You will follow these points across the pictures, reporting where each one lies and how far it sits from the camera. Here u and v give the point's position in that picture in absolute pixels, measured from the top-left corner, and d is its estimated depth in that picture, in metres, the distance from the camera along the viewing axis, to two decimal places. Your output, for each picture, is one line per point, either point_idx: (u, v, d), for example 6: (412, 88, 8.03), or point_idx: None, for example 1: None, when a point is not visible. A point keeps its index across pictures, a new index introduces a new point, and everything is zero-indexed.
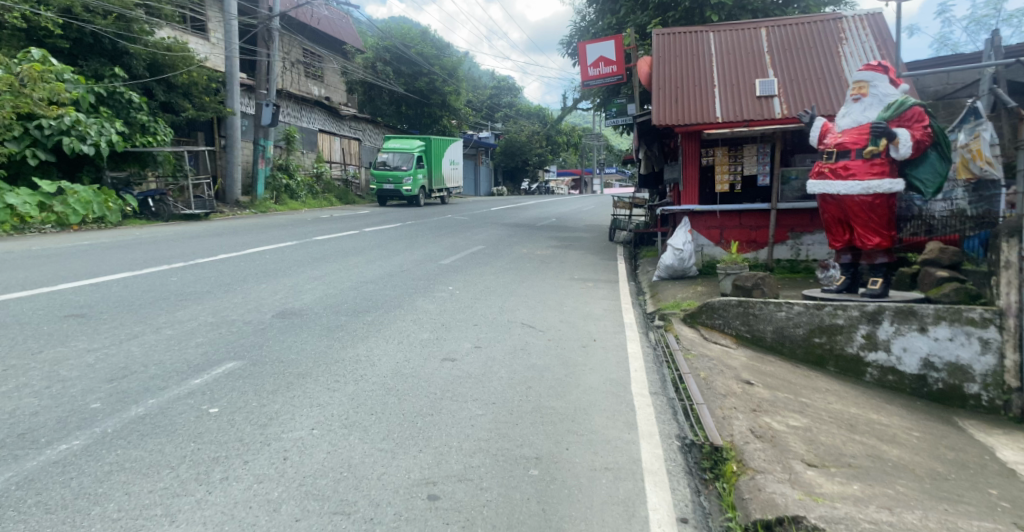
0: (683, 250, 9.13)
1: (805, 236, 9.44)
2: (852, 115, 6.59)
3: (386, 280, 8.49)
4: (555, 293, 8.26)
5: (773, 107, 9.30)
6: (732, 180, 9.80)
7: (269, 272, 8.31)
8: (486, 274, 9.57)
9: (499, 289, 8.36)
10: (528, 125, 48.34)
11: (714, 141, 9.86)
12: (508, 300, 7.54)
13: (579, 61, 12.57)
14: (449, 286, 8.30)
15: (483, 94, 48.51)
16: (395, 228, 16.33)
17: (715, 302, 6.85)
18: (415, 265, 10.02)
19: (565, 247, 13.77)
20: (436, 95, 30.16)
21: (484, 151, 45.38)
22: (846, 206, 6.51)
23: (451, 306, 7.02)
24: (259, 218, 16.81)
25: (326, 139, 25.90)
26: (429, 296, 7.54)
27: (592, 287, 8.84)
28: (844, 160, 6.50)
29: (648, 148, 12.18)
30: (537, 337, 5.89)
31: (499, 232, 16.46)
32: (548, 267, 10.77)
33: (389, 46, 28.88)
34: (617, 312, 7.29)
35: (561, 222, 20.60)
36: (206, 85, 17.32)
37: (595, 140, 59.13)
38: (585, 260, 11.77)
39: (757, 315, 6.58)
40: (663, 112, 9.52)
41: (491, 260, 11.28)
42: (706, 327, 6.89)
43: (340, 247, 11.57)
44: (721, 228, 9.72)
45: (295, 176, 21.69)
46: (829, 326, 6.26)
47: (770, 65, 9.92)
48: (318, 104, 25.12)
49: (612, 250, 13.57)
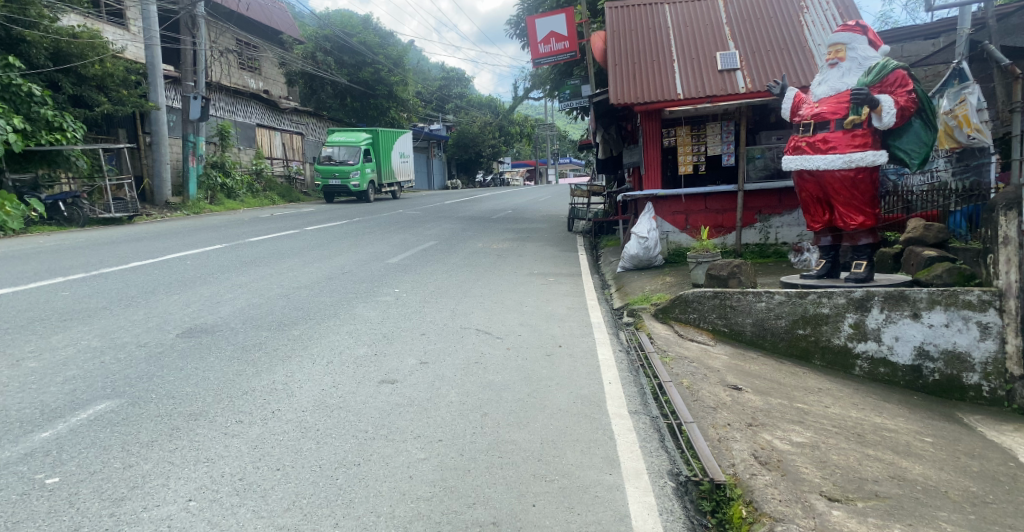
0: (648, 238, 8.58)
1: (774, 218, 8.90)
2: (829, 83, 5.99)
3: (324, 284, 7.56)
4: (512, 291, 7.50)
5: (737, 81, 8.71)
6: (696, 161, 9.19)
7: (185, 281, 7.29)
8: (436, 273, 8.74)
9: (450, 289, 7.55)
10: (479, 116, 47.42)
11: (675, 120, 9.23)
12: (460, 303, 6.73)
13: (529, 38, 11.71)
14: (394, 289, 7.43)
15: (431, 84, 47.40)
16: (339, 226, 15.29)
17: (689, 294, 6.18)
18: (358, 265, 9.10)
19: (522, 239, 13.03)
20: (381, 86, 29.06)
21: (435, 143, 44.29)
22: (826, 182, 5.92)
23: (396, 313, 6.19)
24: (191, 220, 15.53)
25: (265, 134, 24.50)
26: (371, 301, 6.68)
27: (552, 283, 8.10)
28: (823, 132, 5.90)
29: (605, 132, 11.54)
30: (494, 345, 5.12)
31: (452, 226, 15.62)
32: (504, 262, 9.99)
33: (329, 35, 27.57)
34: (582, 311, 6.57)
35: (518, 213, 19.85)
36: (124, 77, 15.96)
37: (548, 130, 58.62)
38: (543, 253, 11.03)
39: (735, 307, 5.96)
40: (620, 90, 8.84)
41: (442, 257, 10.43)
42: (680, 323, 6.20)
43: (275, 249, 10.53)
44: (686, 214, 9.11)
45: (231, 174, 20.30)
46: (813, 316, 5.65)
47: (730, 36, 9.34)
48: (254, 98, 23.69)
49: (572, 240, 12.89)
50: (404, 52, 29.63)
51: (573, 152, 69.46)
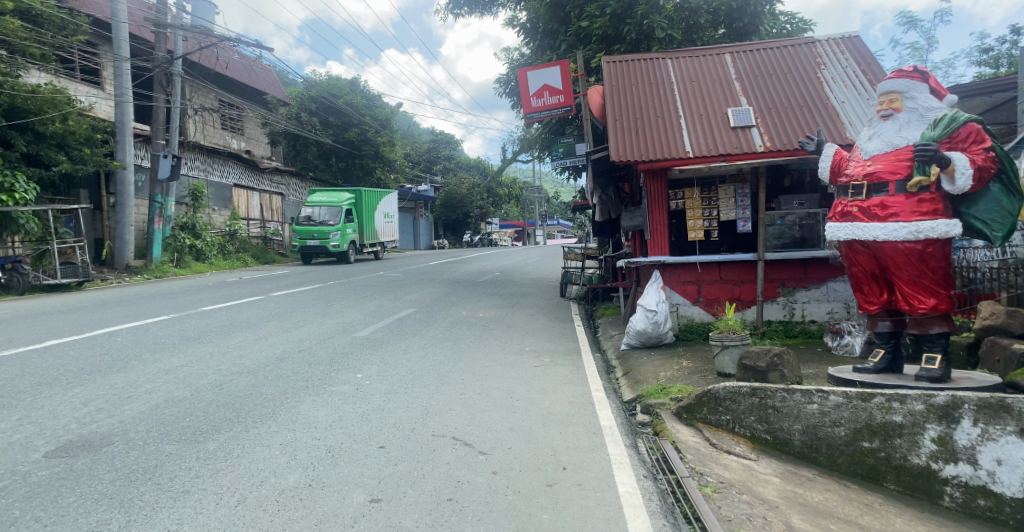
0: (657, 312, 7.46)
1: (799, 292, 7.80)
2: (883, 137, 4.96)
3: (271, 368, 6.26)
4: (499, 377, 6.24)
5: (753, 138, 7.76)
6: (707, 227, 8.14)
7: (99, 365, 5.96)
8: (411, 351, 7.47)
9: (425, 373, 6.28)
10: (467, 178, 46.97)
11: (684, 181, 8.25)
12: (434, 394, 5.47)
13: (520, 91, 10.88)
14: (356, 373, 6.15)
15: (418, 147, 47.13)
16: (310, 291, 14.00)
17: (719, 389, 5.09)
18: (319, 341, 7.81)
19: (510, 307, 11.84)
20: (367, 146, 28.36)
21: (422, 204, 43.63)
22: (886, 257, 4.85)
23: (353, 410, 4.91)
24: (149, 285, 14.21)
25: (242, 194, 23.48)
26: (324, 393, 5.40)
27: (547, 365, 6.86)
28: (880, 196, 4.85)
29: (602, 192, 10.54)
30: (477, 466, 3.85)
31: (434, 291, 14.42)
32: (490, 336, 8.77)
33: (315, 96, 26.97)
34: (586, 407, 5.32)
35: (506, 276, 18.70)
36: (87, 135, 14.94)
37: (536, 193, 58.42)
38: (535, 325, 9.83)
39: (777, 410, 4.86)
40: (622, 147, 7.87)
41: (419, 330, 9.17)
42: (708, 426, 5.09)
43: (228, 320, 9.20)
44: (698, 284, 8.00)
45: (202, 236, 18.99)
46: (882, 426, 4.51)
47: (741, 92, 8.48)
48: (232, 157, 22.77)
49: (565, 309, 11.70)
50: (391, 114, 29.10)
51: (560, 215, 69.27)
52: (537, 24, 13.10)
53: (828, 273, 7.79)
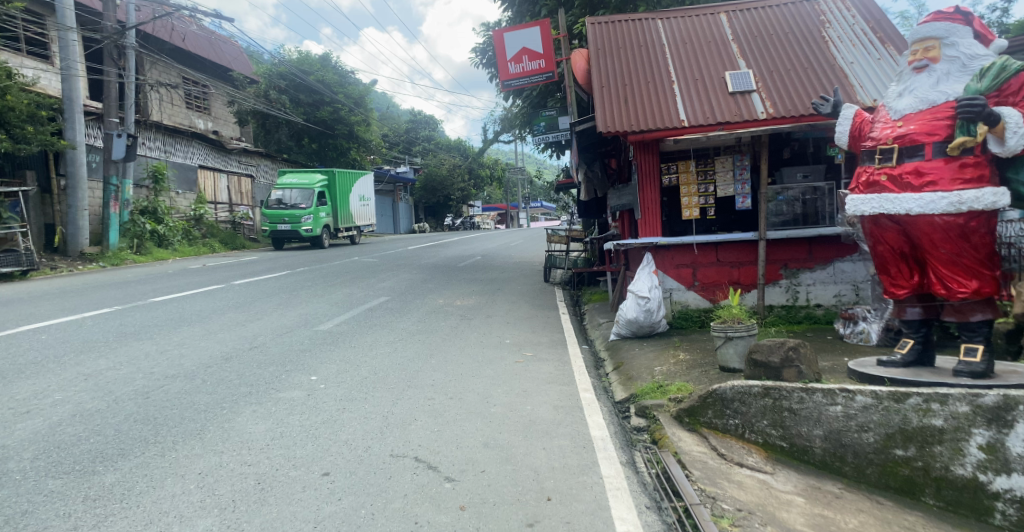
0: (650, 299, 6.79)
1: (803, 274, 7.13)
2: (917, 92, 4.26)
3: (213, 369, 5.45)
4: (475, 376, 5.50)
5: (753, 104, 7.03)
6: (703, 204, 7.44)
7: (8, 370, 5.13)
8: (378, 346, 6.70)
9: (391, 374, 5.52)
10: (447, 159, 45.89)
11: (677, 153, 7.53)
12: (398, 400, 4.72)
13: (497, 57, 10.07)
14: (311, 375, 5.37)
15: (396, 127, 45.90)
16: (277, 278, 13.13)
17: (726, 389, 4.44)
18: (275, 336, 7.00)
19: (490, 293, 11.09)
20: (341, 126, 27.26)
21: (401, 186, 42.60)
22: (919, 233, 4.17)
23: (300, 423, 4.14)
24: (104, 274, 13.25)
25: (209, 176, 22.39)
26: (269, 401, 4.63)
27: (530, 361, 6.14)
28: (914, 162, 4.16)
29: (588, 168, 9.77)
30: (442, 499, 3.11)
31: (411, 277, 13.62)
32: (467, 326, 8.04)
33: (285, 73, 25.79)
34: (574, 411, 4.61)
35: (486, 260, 17.93)
36: (30, 112, 13.76)
37: (518, 174, 57.47)
38: (516, 313, 9.10)
39: (794, 412, 4.21)
40: (610, 116, 7.11)
41: (390, 321, 8.40)
42: (714, 432, 4.44)
43: (179, 312, 8.35)
44: (693, 267, 7.32)
45: (165, 221, 17.94)
46: (918, 432, 3.85)
47: (739, 55, 7.75)
48: (197, 137, 21.62)
49: (550, 295, 10.97)
50: (366, 92, 28.00)
51: (543, 197, 68.52)
52: None
53: (834, 253, 7.12)
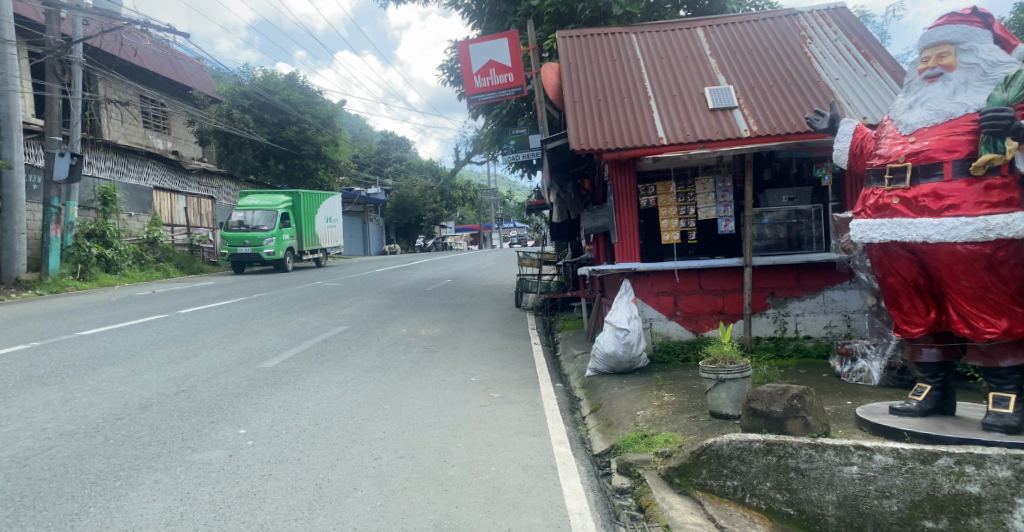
0: (629, 330, 6.19)
1: (792, 303, 6.58)
2: (930, 104, 3.72)
3: (123, 424, 4.71)
4: (430, 426, 4.83)
5: (736, 121, 6.53)
6: (684, 227, 6.89)
7: None
8: (325, 389, 6.00)
9: (334, 426, 4.83)
10: (419, 180, 45.33)
11: (655, 173, 6.99)
12: (336, 464, 4.03)
13: (463, 70, 9.50)
14: (239, 430, 4.66)
15: (366, 148, 45.28)
16: (230, 306, 12.30)
17: (722, 444, 3.82)
18: (210, 378, 6.25)
19: (458, 321, 10.43)
20: (307, 146, 26.54)
21: (372, 207, 41.84)
22: (938, 264, 3.63)
23: (210, 501, 3.42)
24: (39, 302, 12.29)
25: (165, 198, 21.45)
26: (180, 467, 3.90)
27: (496, 404, 5.48)
28: (931, 183, 3.62)
29: (561, 189, 9.19)
30: None
31: (374, 303, 12.90)
32: (429, 361, 7.37)
33: (248, 92, 25.09)
34: (545, 472, 3.96)
35: (457, 284, 17.27)
36: None
37: (492, 195, 57.12)
38: (484, 344, 8.46)
39: (801, 473, 3.60)
40: (583, 134, 6.56)
41: (345, 355, 7.70)
42: (710, 495, 3.83)
43: (106, 348, 7.53)
44: (675, 295, 6.77)
45: (114, 245, 16.97)
46: (951, 500, 3.28)
47: (719, 70, 7.28)
48: (152, 157, 20.72)
49: (521, 323, 10.34)
50: (334, 111, 27.37)
51: (517, 218, 68.34)
52: (483, 5, 11.75)
53: (824, 280, 6.54)
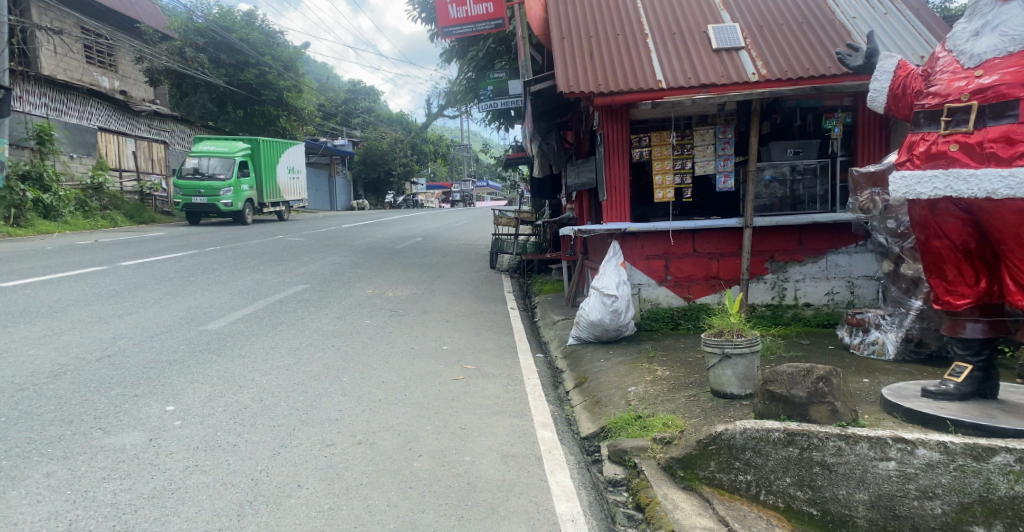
0: (617, 297, 5.67)
1: (792, 267, 6.02)
2: (1003, 29, 3.09)
3: (26, 398, 3.98)
4: (396, 405, 4.19)
5: (743, 63, 5.87)
6: (679, 183, 6.28)
7: None
8: (276, 357, 5.31)
9: (282, 404, 4.16)
10: (389, 132, 43.93)
11: (648, 122, 6.33)
12: (278, 453, 3.37)
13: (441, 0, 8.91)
14: (166, 406, 3.97)
15: (332, 98, 43.61)
16: (180, 259, 11.43)
17: (734, 434, 3.24)
18: (142, 342, 5.53)
19: (428, 282, 9.74)
20: (268, 90, 25.23)
21: (339, 160, 40.43)
22: (999, 225, 3.06)
23: (112, 503, 2.75)
24: None
25: (111, 140, 20.11)
26: (84, 455, 3.22)
27: (471, 378, 4.88)
28: (1002, 126, 3.00)
29: (544, 142, 8.38)
30: None
31: (338, 260, 12.14)
32: (395, 326, 6.70)
33: (203, 29, 23.52)
34: (530, 463, 3.37)
35: (427, 241, 16.55)
36: None
37: (464, 151, 55.83)
38: (457, 309, 7.80)
39: (828, 469, 3.03)
40: (572, 75, 5.85)
41: (302, 317, 7.00)
42: (719, 492, 3.25)
43: (27, 304, 6.71)
44: (666, 259, 6.21)
45: (52, 189, 15.84)
46: (1008, 503, 2.74)
47: (722, 7, 6.58)
48: (96, 95, 19.48)
49: (495, 285, 9.70)
50: (296, 54, 26.01)
51: (490, 175, 67.29)
52: None
53: (828, 243, 5.99)
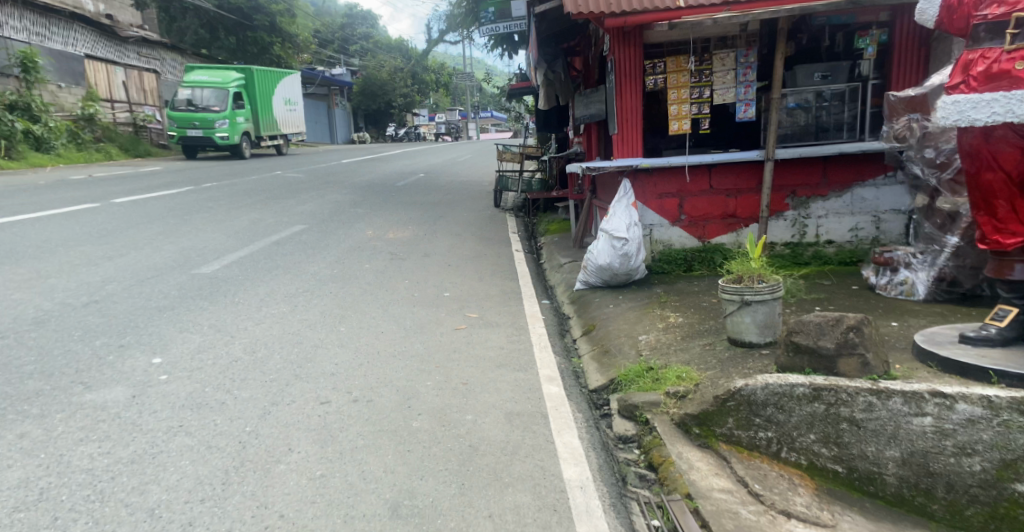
0: (628, 240, 5.35)
1: (815, 203, 5.69)
2: None
3: (5, 347, 3.78)
4: (396, 359, 3.98)
5: None
6: (696, 113, 5.86)
7: None
8: (271, 304, 5.09)
9: (275, 357, 3.95)
10: (388, 61, 42.58)
11: (663, 46, 5.86)
12: (268, 412, 3.16)
13: None
14: (152, 358, 3.75)
15: (328, 25, 42.05)
16: (175, 195, 11.13)
17: (754, 388, 2.95)
18: (131, 286, 5.31)
19: (430, 222, 9.42)
20: (260, 15, 24.33)
21: (338, 90, 39.34)
22: None
23: (86, 470, 2.56)
24: None
25: (100, 69, 19.36)
26: (61, 413, 3.02)
27: (475, 328, 4.66)
28: None
29: (552, 69, 7.86)
30: None
31: (338, 198, 11.81)
32: (396, 270, 6.45)
33: None
34: (538, 423, 3.16)
35: (429, 177, 16.14)
36: None
37: (466, 80, 54.28)
38: (460, 251, 7.51)
39: (857, 425, 2.75)
40: None
41: (299, 259, 6.76)
42: (737, 448, 2.99)
43: (12, 244, 6.47)
44: (681, 197, 5.87)
45: (41, 119, 15.39)
46: None
47: None
48: (79, 18, 18.88)
49: (499, 223, 9.39)
50: None
51: (493, 105, 65.70)
52: None
53: (853, 175, 5.63)
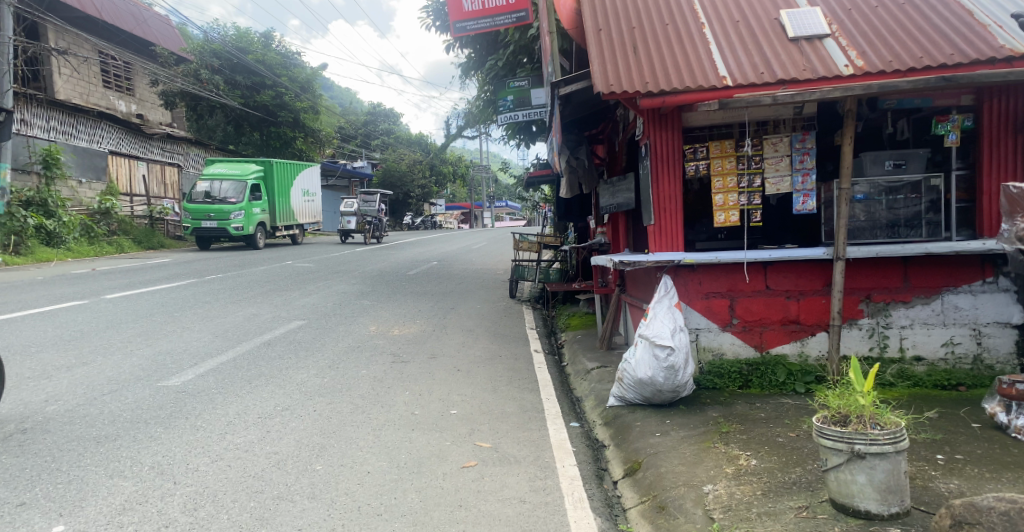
0: (674, 349, 4.39)
1: (896, 309, 4.72)
2: None
3: None
4: (381, 523, 2.96)
5: (830, 53, 4.67)
6: (745, 205, 5.05)
7: None
8: (237, 430, 4.13)
9: (220, 517, 2.96)
10: (408, 154, 43.22)
11: (705, 130, 5.12)
12: None
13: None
14: (51, 527, 2.79)
15: (351, 121, 43.12)
16: (172, 290, 10.43)
17: None
18: (78, 407, 4.43)
19: (440, 317, 8.54)
20: (284, 112, 24.63)
21: (358, 182, 39.71)
22: None
23: None
24: None
25: (122, 163, 19.39)
26: None
27: (487, 468, 3.64)
28: None
29: (574, 154, 7.16)
30: None
31: (344, 289, 11.05)
32: (397, 379, 5.50)
33: (218, 50, 23.13)
34: None
35: (444, 267, 15.42)
36: None
37: (484, 172, 54.92)
38: (471, 353, 6.57)
39: None
40: (612, 73, 4.69)
41: (286, 366, 5.86)
42: None
43: None
44: (731, 299, 4.96)
45: (55, 214, 15.13)
46: None
47: None
48: (104, 117, 18.93)
49: (517, 320, 8.48)
50: (313, 75, 25.39)
51: (510, 196, 66.35)
52: None
53: (944, 279, 4.68)
